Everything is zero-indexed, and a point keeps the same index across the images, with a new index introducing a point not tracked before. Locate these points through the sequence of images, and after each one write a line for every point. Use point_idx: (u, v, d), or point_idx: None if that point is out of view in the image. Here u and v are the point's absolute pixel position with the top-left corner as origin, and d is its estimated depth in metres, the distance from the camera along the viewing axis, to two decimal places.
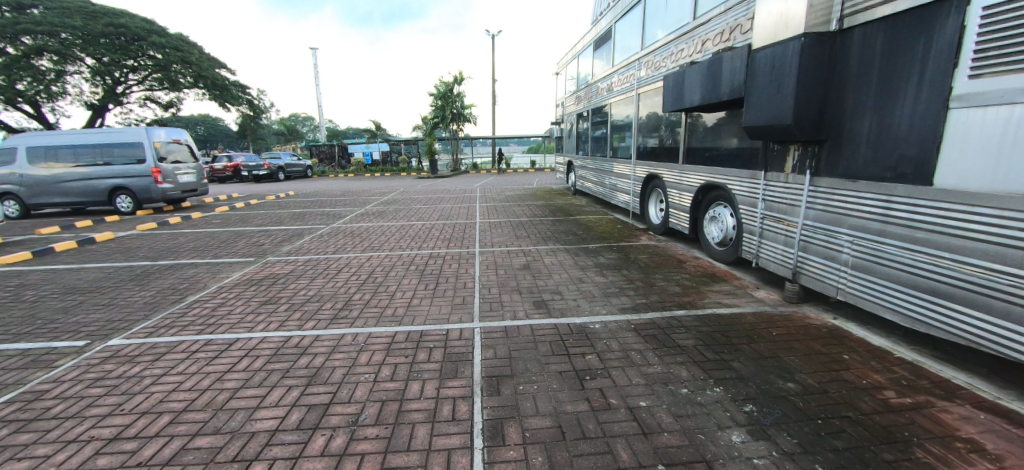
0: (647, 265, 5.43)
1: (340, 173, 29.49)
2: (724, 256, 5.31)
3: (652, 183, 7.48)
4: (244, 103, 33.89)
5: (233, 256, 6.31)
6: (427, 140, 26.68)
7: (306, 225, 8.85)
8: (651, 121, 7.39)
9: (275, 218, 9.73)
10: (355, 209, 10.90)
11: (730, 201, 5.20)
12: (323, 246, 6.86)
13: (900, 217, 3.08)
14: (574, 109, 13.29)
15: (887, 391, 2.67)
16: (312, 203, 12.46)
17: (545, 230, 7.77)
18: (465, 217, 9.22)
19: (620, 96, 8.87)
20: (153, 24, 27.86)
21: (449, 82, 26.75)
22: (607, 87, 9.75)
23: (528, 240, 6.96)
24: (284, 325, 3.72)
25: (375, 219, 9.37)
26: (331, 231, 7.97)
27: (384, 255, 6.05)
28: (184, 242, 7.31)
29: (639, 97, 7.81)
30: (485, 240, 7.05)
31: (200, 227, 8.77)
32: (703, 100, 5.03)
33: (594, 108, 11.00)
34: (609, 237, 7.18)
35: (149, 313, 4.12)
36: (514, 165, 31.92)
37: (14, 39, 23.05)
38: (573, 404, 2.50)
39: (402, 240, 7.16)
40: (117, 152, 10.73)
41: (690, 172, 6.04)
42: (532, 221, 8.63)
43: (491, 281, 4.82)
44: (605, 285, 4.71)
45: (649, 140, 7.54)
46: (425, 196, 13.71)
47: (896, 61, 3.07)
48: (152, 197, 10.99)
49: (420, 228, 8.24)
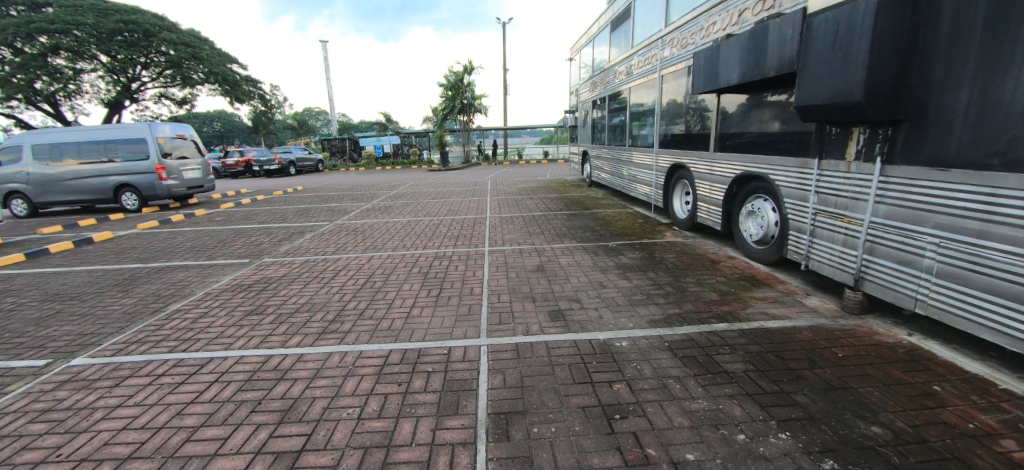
0: (675, 266, 4.83)
1: (351, 167, 29.36)
2: (765, 256, 4.69)
3: (677, 174, 6.83)
4: (256, 98, 33.95)
5: (228, 256, 5.95)
6: (437, 132, 26.18)
7: (309, 222, 8.49)
8: (676, 106, 6.70)
9: (279, 215, 9.40)
10: (361, 204, 10.50)
11: (773, 194, 4.56)
12: (323, 245, 6.45)
13: (1011, 215, 2.45)
14: (589, 96, 12.57)
15: (1006, 441, 2.07)
16: (318, 198, 12.12)
17: (560, 226, 7.20)
18: (474, 213, 8.71)
19: (640, 79, 8.16)
20: (164, 20, 27.86)
21: (459, 72, 26.12)
22: (625, 71, 9.04)
23: (542, 238, 6.41)
24: (265, 341, 3.27)
25: (381, 215, 8.94)
26: (334, 229, 7.58)
27: (385, 256, 5.58)
28: (182, 242, 7.00)
29: (662, 80, 7.11)
30: (495, 237, 6.53)
31: (201, 225, 8.48)
32: (743, 78, 4.38)
33: (611, 94, 10.30)
34: (629, 233, 6.58)
35: (125, 325, 3.74)
36: (527, 156, 31.35)
37: (29, 38, 23.28)
38: (601, 457, 1.98)
39: (407, 238, 6.70)
40: (121, 149, 10.55)
41: (724, 162, 5.39)
42: (546, 216, 8.08)
43: (501, 287, 4.31)
44: (630, 290, 4.14)
45: (674, 127, 6.86)
46: (434, 190, 13.25)
47: (1010, 17, 2.40)
48: (157, 194, 10.79)
49: (426, 224, 7.76)
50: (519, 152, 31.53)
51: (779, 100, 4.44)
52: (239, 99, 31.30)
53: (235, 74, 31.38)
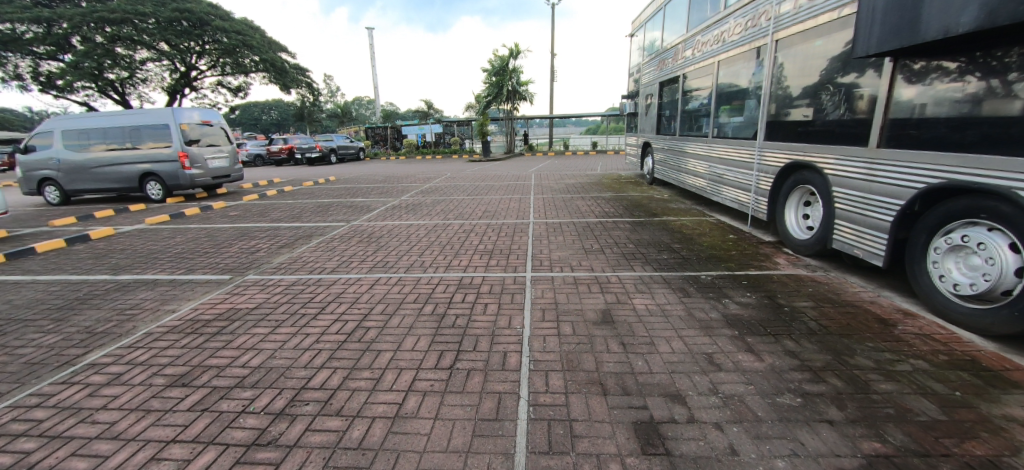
0: (824, 329, 3.06)
1: (393, 155, 28.91)
2: (986, 324, 2.80)
3: (794, 177, 4.91)
4: (304, 85, 34.36)
5: (210, 270, 4.87)
6: (479, 120, 24.82)
7: (325, 221, 7.37)
8: (799, 79, 4.77)
9: (297, 211, 8.40)
10: (387, 200, 9.29)
11: (1017, 225, 2.67)
12: (324, 257, 5.18)
13: None
14: (653, 78, 10.55)
15: None
16: (345, 191, 11.09)
17: (623, 241, 5.52)
18: (514, 216, 7.22)
19: (733, 50, 6.20)
20: (217, 9, 28.60)
21: (503, 56, 24.52)
22: (708, 41, 7.06)
23: (599, 258, 4.79)
24: (153, 461, 1.94)
25: (405, 216, 7.64)
26: (347, 233, 6.37)
27: (392, 281, 4.20)
28: (175, 246, 6.08)
29: (773, 46, 5.17)
30: (537, 254, 4.98)
31: (211, 222, 7.68)
32: (991, 19, 2.51)
33: (684, 74, 8.31)
34: (723, 257, 4.76)
35: (8, 389, 2.62)
36: (573, 147, 29.48)
37: (94, 27, 24.46)
38: None
39: (426, 250, 5.31)
40: (146, 136, 10.18)
41: (898, 161, 3.48)
42: (602, 224, 6.43)
43: (546, 356, 2.76)
44: (767, 380, 2.46)
45: (793, 110, 4.93)
46: (471, 184, 11.90)
47: None
48: (180, 183, 10.34)
49: (455, 231, 6.33)
50: (565, 142, 29.55)
51: (938, 75, 3.21)
52: (286, 86, 31.74)
53: (284, 63, 31.81)
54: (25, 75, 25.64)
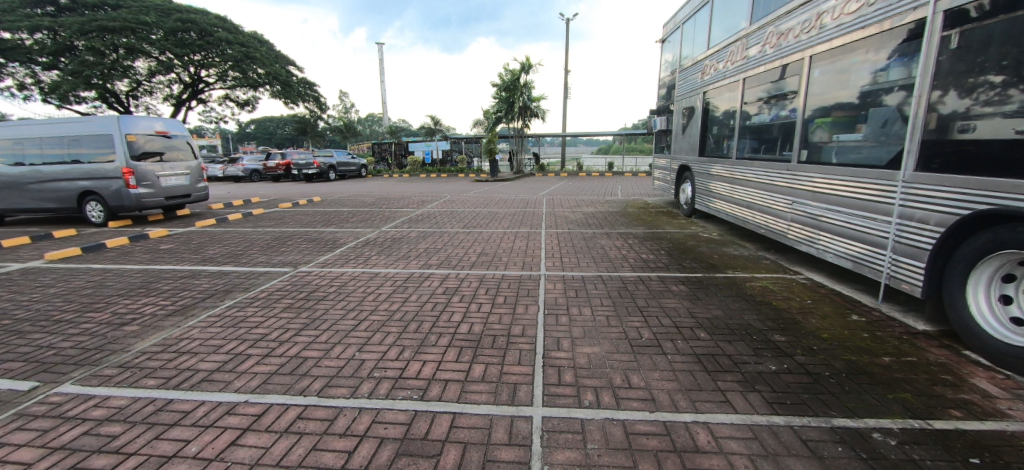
0: None
1: (396, 173, 27.46)
2: None
3: (991, 230, 2.84)
4: (310, 100, 33.54)
5: (20, 366, 3.01)
6: (488, 138, 23.26)
7: (265, 265, 5.53)
8: (1006, 70, 2.76)
9: (245, 245, 6.61)
10: (362, 232, 7.48)
11: None
12: (210, 343, 3.25)
13: None
14: (692, 88, 8.67)
15: None
16: (321, 216, 9.29)
17: (684, 321, 3.51)
18: (519, 264, 5.30)
19: (840, 37, 4.20)
20: (225, 22, 28.19)
21: (514, 70, 23.21)
22: (784, 34, 5.17)
23: (657, 367, 2.76)
24: None
25: (374, 259, 5.72)
26: (281, 289, 4.50)
27: (279, 425, 2.23)
28: (33, 304, 4.27)
29: (937, 21, 3.15)
30: (552, 352, 2.97)
31: (126, 261, 5.93)
32: None
33: (744, 79, 6.34)
34: (877, 372, 2.70)
35: None
36: (587, 167, 27.69)
37: (94, 36, 23.67)
38: None
39: (375, 332, 3.35)
40: (87, 146, 8.64)
41: None
42: (641, 284, 4.46)
43: None
44: None
45: (981, 123, 2.92)
46: (471, 211, 10.04)
47: None
48: (124, 204, 8.72)
49: (431, 290, 4.36)
50: (578, 161, 27.80)
51: None
52: (291, 99, 30.80)
53: (290, 76, 31.03)
54: (28, 86, 25.15)
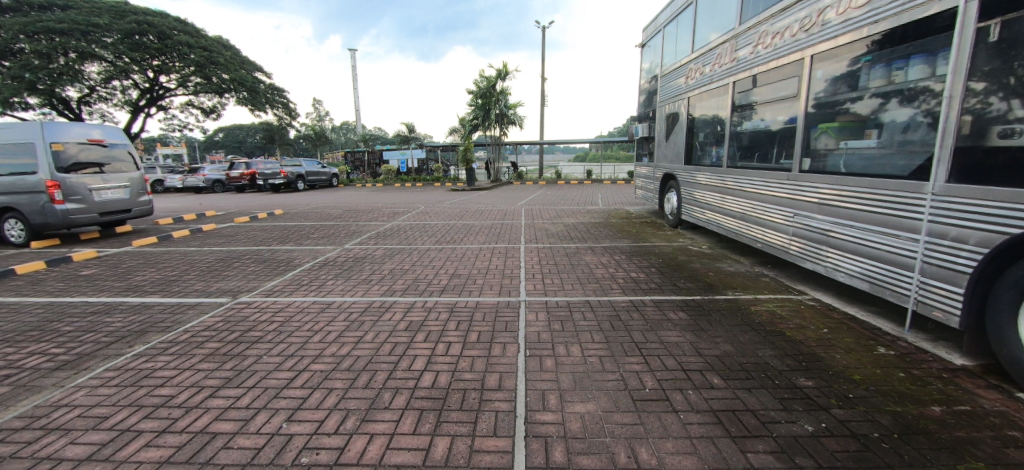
0: None
1: (370, 182, 26.41)
2: None
3: None
4: (279, 106, 32.18)
5: None
6: (464, 146, 22.59)
7: (199, 295, 4.72)
8: None
9: (181, 270, 5.75)
10: (321, 251, 6.70)
11: None
12: (93, 414, 2.49)
13: None
14: (674, 93, 8.34)
15: None
16: (278, 233, 8.43)
17: (691, 361, 2.96)
18: (496, 288, 4.68)
19: (847, 34, 3.81)
20: (185, 25, 26.73)
21: (490, 77, 22.70)
22: (779, 33, 4.80)
23: (668, 433, 2.19)
24: None
25: (330, 284, 4.99)
26: (209, 328, 3.73)
27: None
28: None
29: (971, 11, 2.73)
30: (537, 415, 2.36)
31: (30, 292, 4.99)
32: None
33: (733, 82, 5.97)
34: (935, 430, 2.20)
35: None
36: (565, 175, 27.37)
37: (39, 38, 21.96)
38: None
39: (313, 390, 2.66)
40: (5, 156, 7.59)
41: None
42: (634, 311, 3.91)
43: None
44: None
45: None
46: (445, 224, 9.35)
47: None
48: (48, 222, 7.65)
49: (392, 325, 3.69)
50: (557, 169, 27.45)
51: None
52: (258, 106, 29.42)
53: (256, 82, 29.68)
54: None
